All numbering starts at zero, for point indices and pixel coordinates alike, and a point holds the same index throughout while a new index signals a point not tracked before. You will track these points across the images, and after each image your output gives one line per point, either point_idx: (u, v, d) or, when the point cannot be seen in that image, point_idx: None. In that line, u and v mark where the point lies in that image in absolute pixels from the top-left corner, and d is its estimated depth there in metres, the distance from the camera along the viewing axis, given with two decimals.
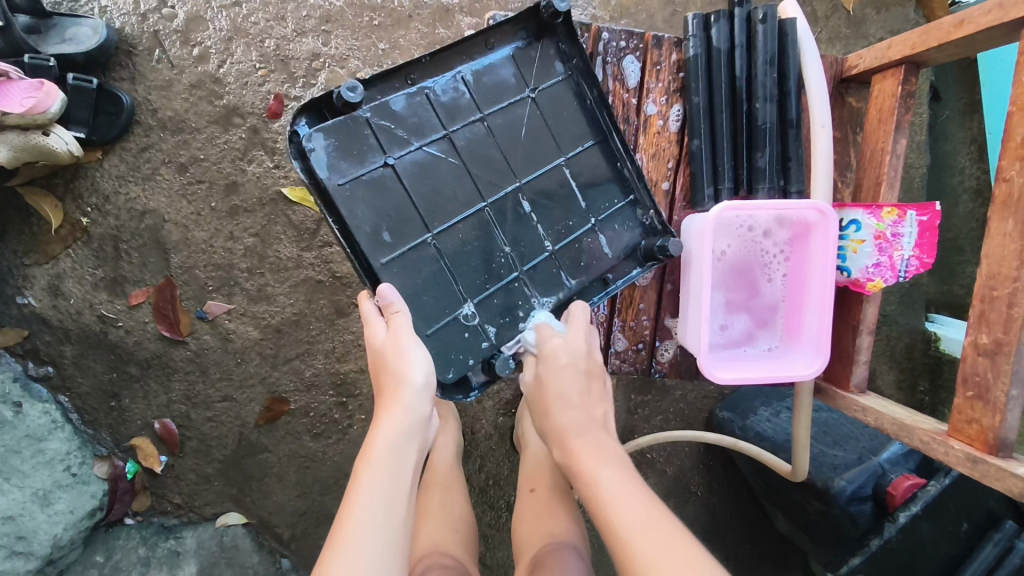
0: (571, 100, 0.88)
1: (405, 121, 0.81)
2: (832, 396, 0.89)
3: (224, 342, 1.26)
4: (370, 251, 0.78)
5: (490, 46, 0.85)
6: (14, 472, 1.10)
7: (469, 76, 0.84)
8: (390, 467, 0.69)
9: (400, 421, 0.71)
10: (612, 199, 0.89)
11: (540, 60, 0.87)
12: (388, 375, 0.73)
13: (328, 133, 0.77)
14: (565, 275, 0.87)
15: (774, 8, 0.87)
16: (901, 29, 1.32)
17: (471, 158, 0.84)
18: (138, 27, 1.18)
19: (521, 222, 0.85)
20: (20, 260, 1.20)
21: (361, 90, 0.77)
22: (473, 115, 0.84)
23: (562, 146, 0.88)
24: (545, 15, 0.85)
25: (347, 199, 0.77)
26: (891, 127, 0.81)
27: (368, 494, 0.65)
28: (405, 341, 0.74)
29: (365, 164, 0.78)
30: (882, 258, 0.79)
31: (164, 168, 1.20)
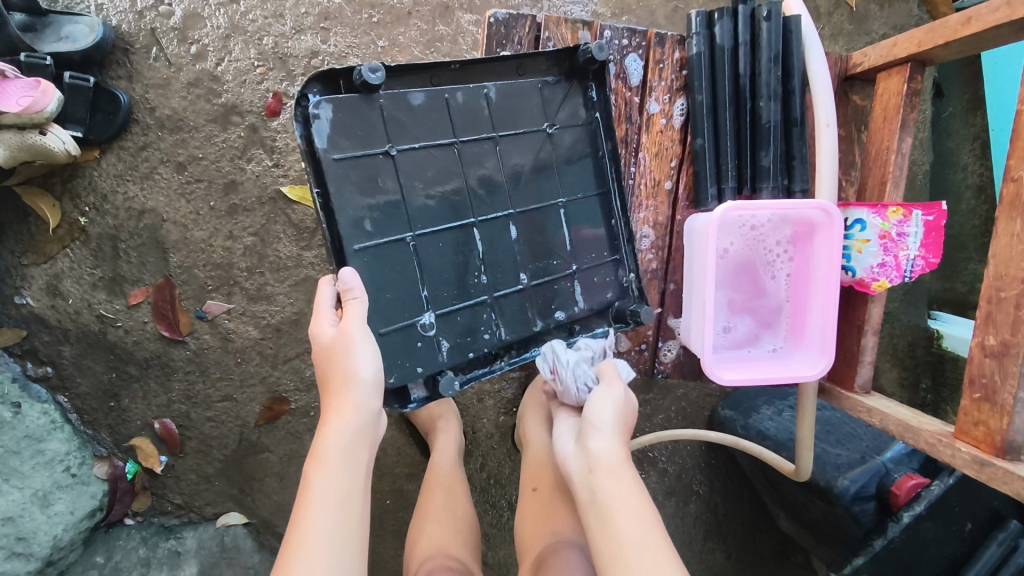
0: (584, 141, 0.88)
1: (418, 120, 0.79)
2: (837, 396, 0.88)
3: (223, 342, 1.25)
4: (347, 235, 0.75)
5: (522, 71, 0.84)
6: (13, 473, 1.10)
7: (493, 92, 0.83)
8: (341, 464, 0.68)
9: (350, 416, 0.71)
10: (594, 249, 0.89)
11: (565, 97, 0.87)
12: (335, 369, 0.72)
13: (336, 105, 0.74)
14: (538, 314, 0.87)
15: (779, 5, 0.86)
16: (904, 26, 1.31)
17: (470, 177, 0.83)
18: (134, 25, 1.17)
19: (502, 248, 0.85)
20: (18, 260, 1.19)
21: (383, 74, 0.74)
22: (484, 132, 0.83)
23: (565, 187, 0.88)
24: (581, 60, 0.85)
25: (339, 180, 0.75)
26: (897, 125, 0.80)
27: (319, 498, 0.65)
28: (354, 335, 0.72)
29: (365, 146, 0.76)
30: (888, 257, 0.78)
31: (162, 167, 1.20)
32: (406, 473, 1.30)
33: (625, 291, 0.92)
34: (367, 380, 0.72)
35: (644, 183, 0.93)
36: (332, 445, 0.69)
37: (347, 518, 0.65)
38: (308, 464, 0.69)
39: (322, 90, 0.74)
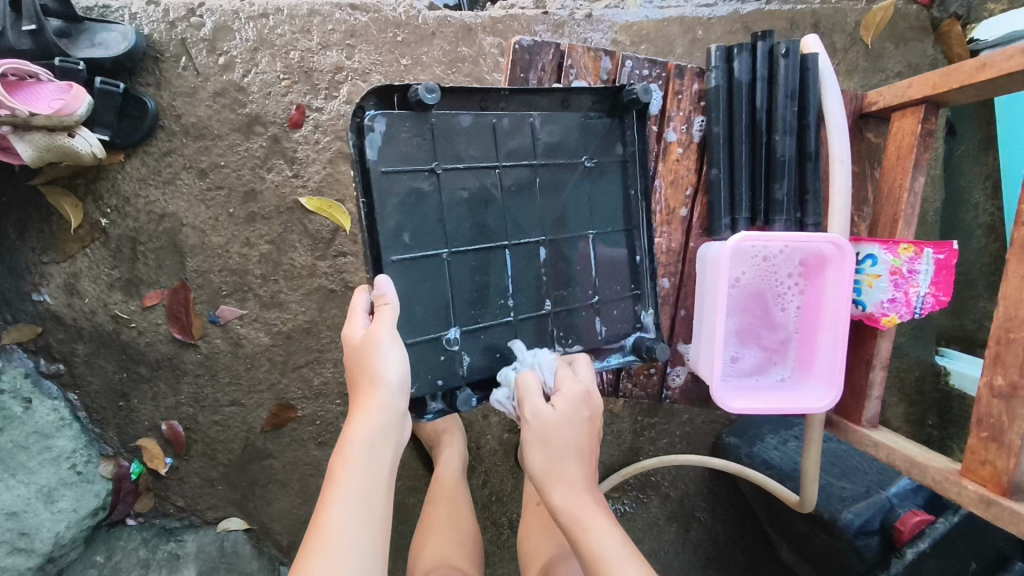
0: (616, 174, 0.89)
1: (465, 139, 0.80)
2: (843, 429, 0.89)
3: (234, 347, 1.26)
4: (385, 244, 0.77)
5: (567, 104, 0.86)
6: (20, 468, 1.13)
7: (537, 122, 0.84)
8: (367, 464, 0.69)
9: (373, 420, 0.71)
10: (618, 284, 0.90)
11: (605, 134, 0.88)
12: (364, 370, 0.72)
13: (390, 119, 0.76)
14: (558, 340, 0.88)
15: (797, 44, 0.88)
16: (919, 65, 1.33)
17: (508, 201, 0.83)
18: (166, 34, 1.20)
19: (529, 276, 0.86)
20: (38, 258, 1.22)
21: (437, 97, 0.74)
22: (525, 157, 0.84)
23: (595, 220, 0.89)
24: (624, 99, 0.85)
25: (387, 191, 0.76)
26: (910, 164, 0.81)
27: (345, 496, 0.67)
28: (385, 336, 0.72)
29: (411, 163, 0.77)
30: (897, 294, 0.79)
31: (184, 173, 1.22)
32: (409, 487, 1.30)
33: (642, 327, 0.92)
34: (394, 383, 0.72)
35: (658, 209, 0.94)
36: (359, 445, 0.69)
37: (371, 515, 0.67)
38: (333, 466, 0.69)
39: (378, 104, 0.75)
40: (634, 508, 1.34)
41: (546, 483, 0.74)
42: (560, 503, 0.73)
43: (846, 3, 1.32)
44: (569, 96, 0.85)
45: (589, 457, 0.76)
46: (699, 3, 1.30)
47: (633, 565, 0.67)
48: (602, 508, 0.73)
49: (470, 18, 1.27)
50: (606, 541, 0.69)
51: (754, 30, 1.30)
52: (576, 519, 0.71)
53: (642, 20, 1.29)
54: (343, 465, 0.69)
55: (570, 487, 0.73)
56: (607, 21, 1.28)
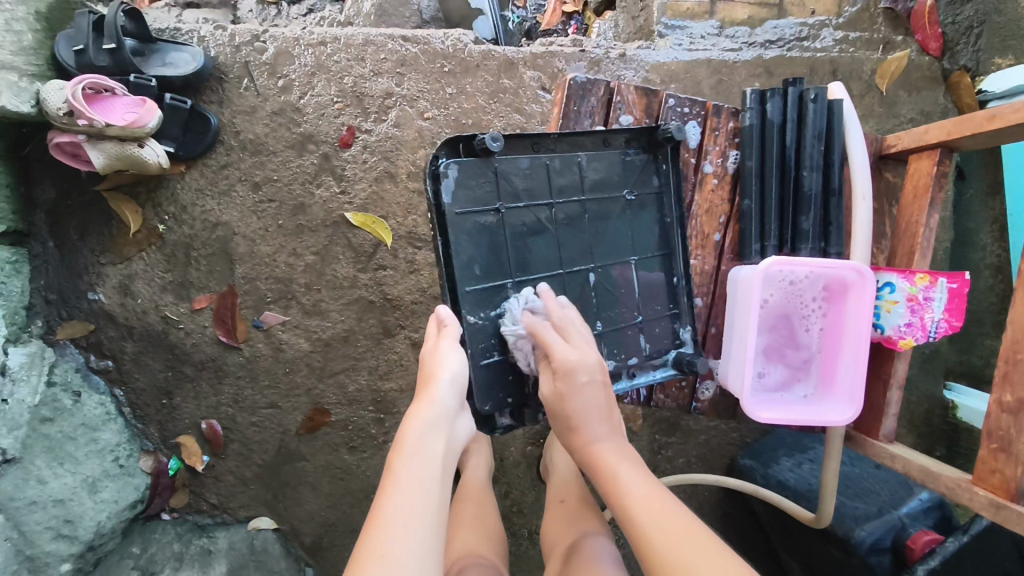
0: (654, 207, 0.97)
1: (522, 180, 0.88)
2: (861, 443, 0.95)
3: (275, 351, 1.33)
4: (460, 277, 0.85)
5: (608, 144, 0.93)
6: (68, 458, 1.18)
7: (584, 160, 0.92)
8: (423, 452, 0.73)
9: (429, 416, 0.76)
10: (659, 304, 0.97)
11: (642, 170, 0.96)
12: (426, 375, 0.80)
13: (461, 166, 0.84)
14: (605, 357, 0.94)
15: (825, 90, 0.96)
16: (931, 112, 1.42)
17: (561, 231, 0.91)
18: (231, 57, 1.29)
19: (583, 298, 0.93)
20: (96, 259, 1.29)
21: (501, 143, 0.84)
22: (576, 190, 0.92)
23: (637, 245, 0.96)
24: (659, 136, 0.94)
25: (461, 229, 0.84)
26: (926, 203, 0.89)
27: (407, 477, 0.70)
28: (446, 345, 0.81)
29: (477, 203, 0.85)
30: (914, 318, 0.86)
31: (239, 186, 1.30)
32: None
33: (680, 343, 0.99)
34: (451, 386, 0.79)
35: (694, 235, 1.01)
36: (416, 434, 0.74)
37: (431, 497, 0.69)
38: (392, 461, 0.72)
39: (449, 154, 0.84)
40: None
41: (575, 440, 0.79)
42: (583, 463, 0.78)
43: (861, 53, 1.41)
44: (610, 137, 0.93)
45: (612, 416, 0.80)
46: (724, 48, 1.40)
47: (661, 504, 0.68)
48: (633, 461, 0.75)
49: (512, 53, 1.36)
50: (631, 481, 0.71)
51: (775, 74, 1.39)
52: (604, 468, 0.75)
53: (671, 62, 1.38)
54: (403, 457, 0.72)
55: (600, 443, 0.77)
56: (638, 61, 1.38)
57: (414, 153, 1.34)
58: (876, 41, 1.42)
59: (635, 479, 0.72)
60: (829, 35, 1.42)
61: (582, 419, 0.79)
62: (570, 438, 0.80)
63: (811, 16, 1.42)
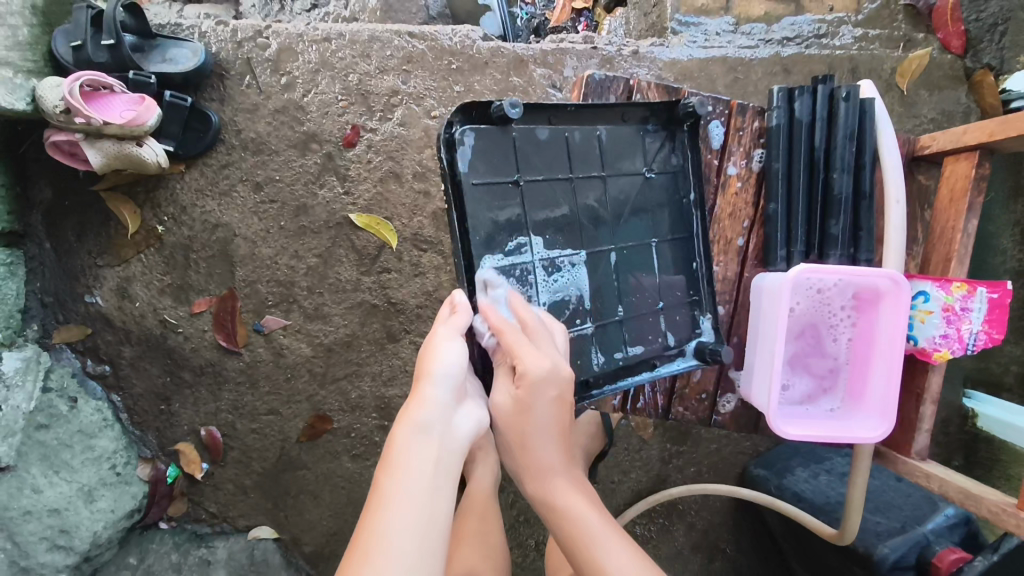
0: (672, 189, 0.93)
1: (542, 152, 0.84)
2: (892, 460, 0.92)
3: (276, 356, 1.29)
4: (477, 251, 0.80)
5: (625, 118, 0.90)
6: (64, 466, 1.14)
7: (604, 135, 0.88)
8: (411, 464, 0.68)
9: (420, 418, 0.70)
10: (678, 289, 0.93)
11: (660, 147, 0.92)
12: (422, 364, 0.74)
13: (477, 134, 0.79)
14: (627, 343, 0.90)
15: (858, 88, 0.92)
16: (952, 112, 1.37)
17: (582, 212, 0.87)
18: (232, 53, 1.25)
19: (605, 285, 0.89)
20: (93, 261, 1.25)
21: (520, 110, 0.77)
22: (595, 171, 0.87)
23: (655, 228, 0.92)
24: (680, 111, 0.89)
25: (475, 199, 0.78)
26: (964, 207, 0.86)
27: (394, 500, 0.66)
28: (444, 331, 0.75)
29: (497, 174, 0.80)
30: (950, 330, 0.83)
31: (240, 186, 1.26)
32: None
33: (700, 333, 0.94)
34: (445, 377, 0.72)
35: (715, 238, 0.96)
36: (404, 441, 0.69)
37: (424, 523, 0.65)
38: (380, 480, 0.68)
39: (463, 120, 0.78)
40: (660, 535, 1.35)
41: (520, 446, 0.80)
42: (535, 463, 0.80)
43: (881, 50, 1.37)
44: (627, 111, 0.89)
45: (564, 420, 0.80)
46: (740, 45, 1.36)
47: None
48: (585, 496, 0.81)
49: (522, 50, 1.32)
50: (609, 550, 0.75)
51: (793, 72, 1.35)
52: (567, 514, 0.79)
53: (686, 59, 1.34)
54: (390, 470, 0.68)
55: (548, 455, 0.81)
56: (652, 58, 1.34)
57: (420, 153, 1.30)
58: (897, 38, 1.38)
59: (594, 518, 0.78)
60: (848, 32, 1.38)
61: (546, 446, 0.80)
62: (523, 459, 0.80)
63: (829, 12, 1.38)
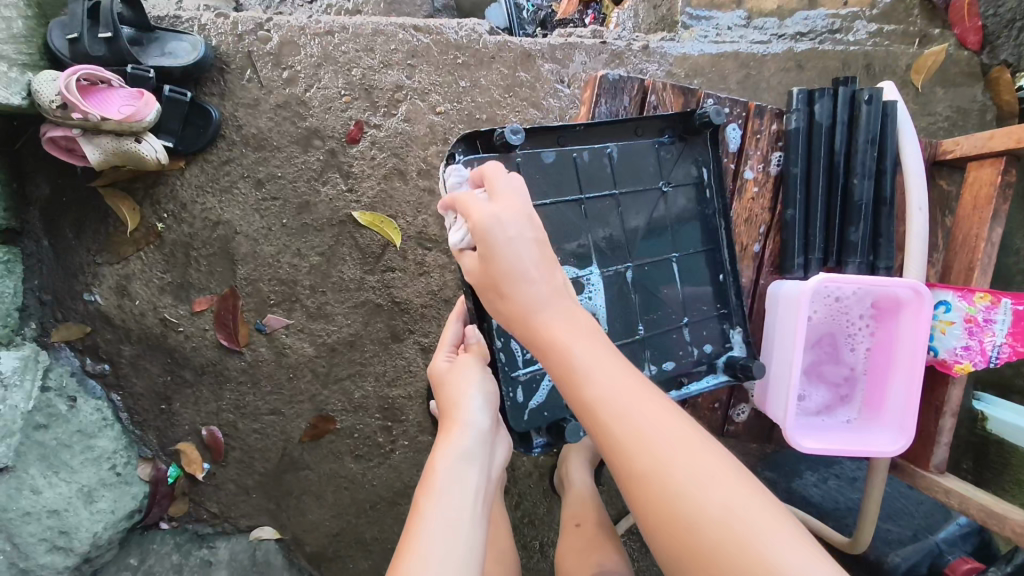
0: (692, 199, 0.90)
1: (548, 177, 0.82)
2: (910, 473, 0.91)
3: (278, 356, 1.27)
4: None
5: (638, 132, 0.87)
6: (63, 467, 1.13)
7: (615, 152, 0.85)
8: (453, 484, 0.69)
9: (462, 443, 0.73)
10: (706, 303, 0.90)
11: (678, 159, 0.89)
12: (451, 398, 0.79)
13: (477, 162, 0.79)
14: (654, 362, 0.88)
15: (880, 91, 0.91)
16: (968, 110, 1.33)
17: (596, 229, 0.85)
18: (233, 47, 1.22)
19: (622, 302, 0.86)
20: (92, 258, 1.22)
21: (522, 137, 0.77)
22: (607, 187, 0.85)
23: (677, 243, 0.89)
24: (696, 122, 0.86)
25: None
26: (988, 215, 0.84)
27: (437, 520, 0.65)
28: (467, 364, 0.82)
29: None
30: (972, 342, 0.83)
31: (241, 183, 1.24)
32: None
33: (731, 347, 0.91)
34: (478, 405, 0.78)
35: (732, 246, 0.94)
36: (445, 466, 0.71)
37: (468, 538, 0.64)
38: (420, 497, 0.68)
39: (464, 150, 0.78)
40: None
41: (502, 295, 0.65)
42: (522, 300, 0.64)
43: (896, 46, 1.34)
44: (641, 125, 0.86)
45: (548, 256, 0.66)
46: (752, 41, 1.33)
47: (690, 443, 0.56)
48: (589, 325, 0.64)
49: (529, 44, 1.29)
50: (634, 417, 0.57)
51: (806, 68, 1.32)
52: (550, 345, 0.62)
53: (697, 54, 1.31)
54: (431, 490, 0.69)
55: (542, 307, 0.64)
56: (662, 53, 1.31)
57: (424, 150, 1.27)
58: (912, 34, 1.35)
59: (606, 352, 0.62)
60: (862, 27, 1.35)
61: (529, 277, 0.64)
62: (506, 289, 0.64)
63: (843, 7, 1.36)
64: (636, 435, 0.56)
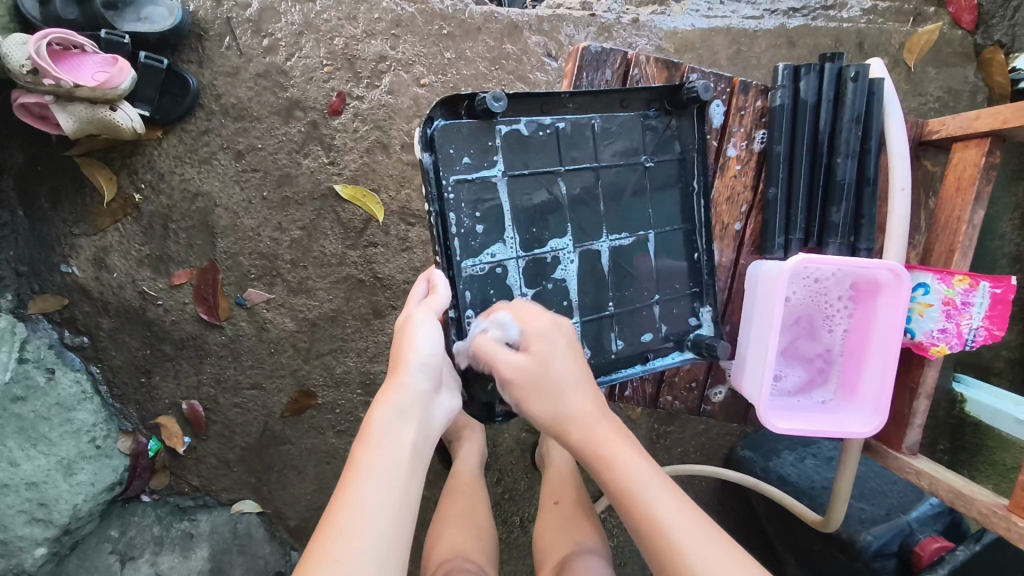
0: (677, 176, 0.89)
1: (532, 149, 0.81)
2: (884, 454, 0.92)
3: (259, 330, 1.26)
4: (459, 247, 0.79)
5: (625, 103, 0.85)
6: (41, 439, 1.11)
7: (598, 125, 0.84)
8: (388, 445, 0.65)
9: (400, 403, 0.68)
10: (679, 282, 0.90)
11: (664, 133, 0.87)
12: (400, 350, 0.72)
13: (459, 127, 0.77)
14: (617, 338, 0.88)
15: (867, 68, 0.89)
16: (958, 91, 1.32)
17: (574, 203, 0.84)
18: (212, 12, 1.19)
19: (597, 280, 0.86)
20: (69, 230, 1.20)
21: (504, 104, 0.75)
22: (587, 162, 0.84)
23: (655, 220, 0.89)
24: (681, 94, 0.85)
25: (455, 188, 0.78)
26: (971, 197, 0.84)
27: (370, 482, 0.63)
28: (422, 315, 0.73)
29: (482, 164, 0.79)
30: (949, 324, 0.83)
31: (221, 154, 1.21)
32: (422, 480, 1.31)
33: (698, 324, 0.92)
34: (423, 362, 0.70)
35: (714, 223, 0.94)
36: (382, 422, 0.67)
37: (397, 504, 0.62)
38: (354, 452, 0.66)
39: (445, 116, 0.77)
40: None
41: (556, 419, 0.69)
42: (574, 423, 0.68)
43: (890, 24, 1.32)
44: (628, 96, 0.85)
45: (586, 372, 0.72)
46: (744, 16, 1.30)
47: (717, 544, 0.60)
48: (625, 436, 0.68)
49: (517, 16, 1.26)
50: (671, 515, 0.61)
51: (798, 46, 1.30)
52: (593, 445, 0.67)
53: (687, 29, 1.29)
54: (366, 449, 0.65)
55: (582, 414, 0.68)
56: (652, 27, 1.29)
57: (408, 123, 1.24)
58: (906, 12, 1.33)
59: (641, 462, 0.65)
60: (856, 4, 1.32)
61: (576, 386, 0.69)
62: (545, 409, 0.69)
63: None
64: (667, 522, 0.61)
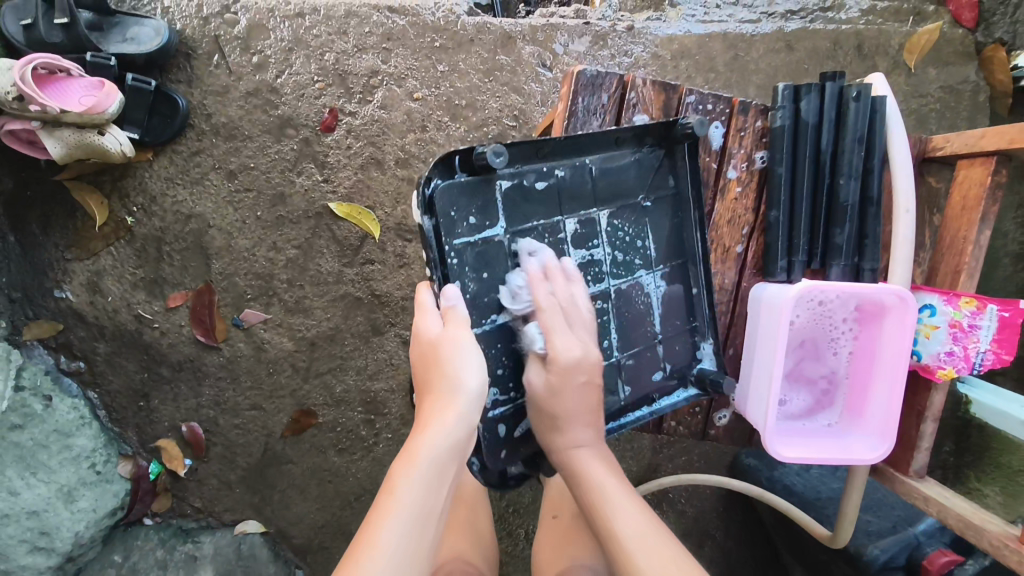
0: (671, 211, 0.89)
1: (531, 203, 0.80)
2: (890, 477, 0.91)
3: (257, 351, 1.25)
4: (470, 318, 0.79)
5: (618, 143, 0.83)
6: (41, 467, 1.10)
7: (594, 167, 0.83)
8: (423, 473, 0.68)
9: (441, 434, 0.70)
10: (678, 319, 0.90)
11: (657, 169, 0.86)
12: (440, 376, 0.73)
13: (458, 186, 0.75)
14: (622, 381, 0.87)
15: (869, 86, 0.87)
16: (959, 91, 1.30)
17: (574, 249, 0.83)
18: (199, 31, 1.17)
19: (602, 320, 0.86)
20: (61, 254, 1.19)
21: (505, 159, 0.73)
22: (588, 207, 0.83)
23: (652, 257, 0.88)
24: (676, 130, 0.83)
25: (460, 251, 0.77)
26: (977, 217, 0.82)
27: (400, 509, 0.66)
28: (465, 341, 0.73)
29: (485, 223, 0.78)
30: (955, 347, 0.83)
31: (213, 174, 1.20)
32: None
33: (700, 358, 0.92)
34: (466, 393, 0.72)
35: (713, 247, 0.92)
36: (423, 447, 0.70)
37: (423, 536, 0.66)
38: (397, 465, 0.70)
39: (443, 175, 0.74)
40: None
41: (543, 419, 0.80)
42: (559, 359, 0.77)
43: (888, 25, 1.30)
44: (621, 135, 0.82)
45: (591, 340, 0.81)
46: (741, 20, 1.29)
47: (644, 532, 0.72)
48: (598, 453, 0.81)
49: (510, 26, 1.25)
50: (624, 519, 0.74)
51: (796, 49, 1.28)
52: (586, 481, 0.78)
53: (682, 35, 1.27)
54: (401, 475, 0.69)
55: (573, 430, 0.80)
56: (648, 34, 1.27)
57: (402, 138, 1.23)
58: (905, 12, 1.30)
59: (612, 479, 0.78)
60: (854, 5, 1.30)
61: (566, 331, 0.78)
62: (552, 437, 0.80)
63: None
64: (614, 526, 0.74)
